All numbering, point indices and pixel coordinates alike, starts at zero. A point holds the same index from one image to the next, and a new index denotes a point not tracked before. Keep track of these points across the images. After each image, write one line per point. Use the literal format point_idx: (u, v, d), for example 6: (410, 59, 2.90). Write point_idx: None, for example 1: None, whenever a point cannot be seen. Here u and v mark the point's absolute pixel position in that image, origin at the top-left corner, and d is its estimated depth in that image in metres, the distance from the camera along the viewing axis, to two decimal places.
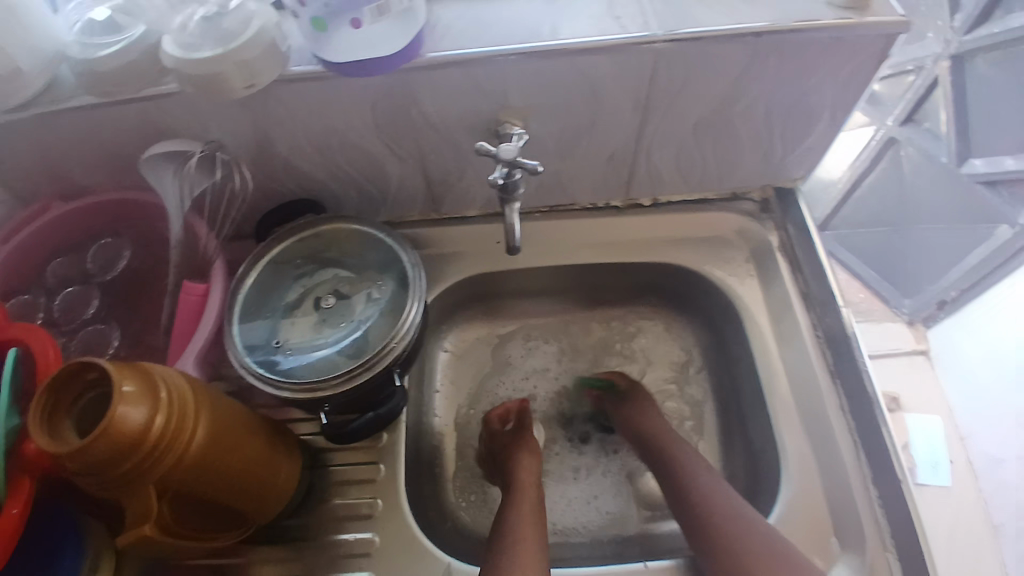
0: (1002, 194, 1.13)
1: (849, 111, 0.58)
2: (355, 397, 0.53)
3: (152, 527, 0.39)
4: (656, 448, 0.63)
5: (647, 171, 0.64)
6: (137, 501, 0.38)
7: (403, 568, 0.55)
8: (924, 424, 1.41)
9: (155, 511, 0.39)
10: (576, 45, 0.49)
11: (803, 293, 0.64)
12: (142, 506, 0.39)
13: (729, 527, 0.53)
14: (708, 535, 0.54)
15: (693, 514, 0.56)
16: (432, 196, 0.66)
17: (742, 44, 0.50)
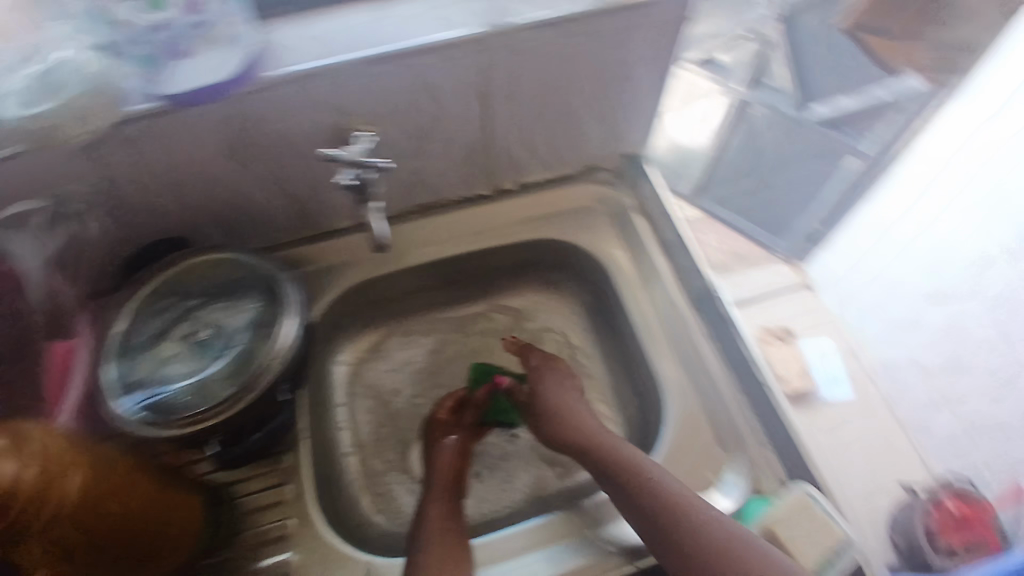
0: (845, 131, 1.30)
1: (667, 76, 0.64)
2: (250, 418, 0.55)
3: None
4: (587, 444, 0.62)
5: (503, 156, 0.68)
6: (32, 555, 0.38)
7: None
8: (817, 347, 1.42)
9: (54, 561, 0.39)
10: (404, 48, 0.52)
11: (662, 243, 0.72)
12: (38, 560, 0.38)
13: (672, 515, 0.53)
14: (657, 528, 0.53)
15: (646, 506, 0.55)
16: (301, 214, 0.67)
17: (556, 29, 0.54)
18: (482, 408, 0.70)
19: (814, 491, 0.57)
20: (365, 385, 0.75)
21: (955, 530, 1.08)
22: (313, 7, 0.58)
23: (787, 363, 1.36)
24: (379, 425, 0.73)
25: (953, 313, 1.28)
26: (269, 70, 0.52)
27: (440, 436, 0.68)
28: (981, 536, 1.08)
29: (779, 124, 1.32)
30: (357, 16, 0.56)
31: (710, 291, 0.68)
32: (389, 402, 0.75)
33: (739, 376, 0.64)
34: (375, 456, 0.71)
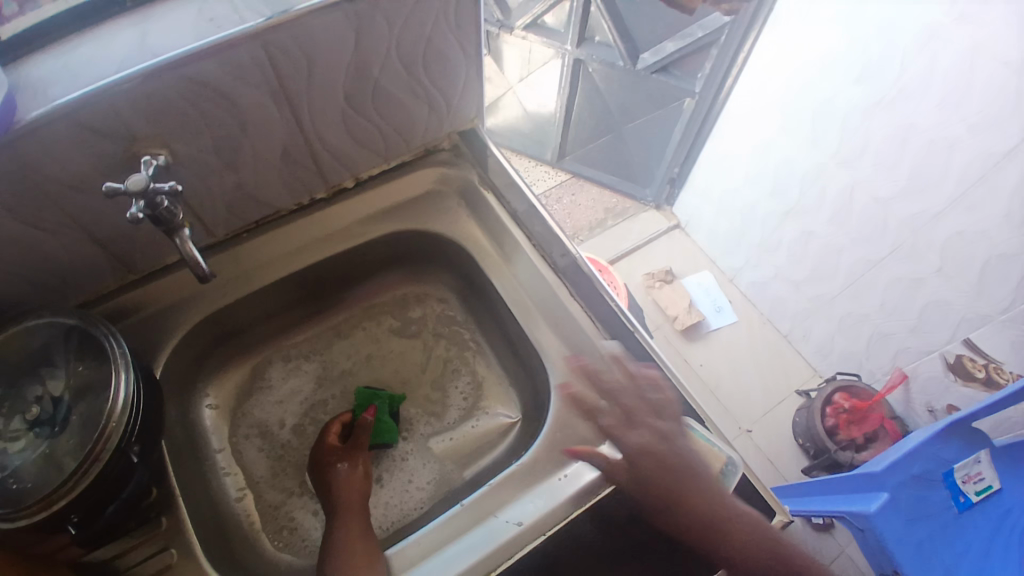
0: (673, 75, 1.41)
1: (477, 45, 0.63)
2: (104, 489, 0.49)
3: None
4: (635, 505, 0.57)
5: (330, 155, 0.65)
6: None
7: None
8: (697, 281, 1.65)
9: None
10: (172, 59, 0.46)
11: (512, 213, 0.71)
12: None
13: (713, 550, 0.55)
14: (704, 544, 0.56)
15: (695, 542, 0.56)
16: (116, 258, 0.60)
17: (341, 13, 0.50)
18: (369, 432, 0.67)
19: (692, 422, 0.60)
20: (249, 424, 0.70)
21: (854, 423, 1.31)
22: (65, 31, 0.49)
23: (674, 302, 1.59)
24: (274, 460, 0.69)
25: (805, 229, 1.33)
26: (29, 113, 0.45)
27: (334, 461, 0.65)
28: (879, 423, 1.30)
29: (612, 76, 1.49)
30: (121, 34, 0.49)
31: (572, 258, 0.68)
32: (274, 436, 0.70)
33: (609, 326, 0.65)
34: (271, 489, 0.67)
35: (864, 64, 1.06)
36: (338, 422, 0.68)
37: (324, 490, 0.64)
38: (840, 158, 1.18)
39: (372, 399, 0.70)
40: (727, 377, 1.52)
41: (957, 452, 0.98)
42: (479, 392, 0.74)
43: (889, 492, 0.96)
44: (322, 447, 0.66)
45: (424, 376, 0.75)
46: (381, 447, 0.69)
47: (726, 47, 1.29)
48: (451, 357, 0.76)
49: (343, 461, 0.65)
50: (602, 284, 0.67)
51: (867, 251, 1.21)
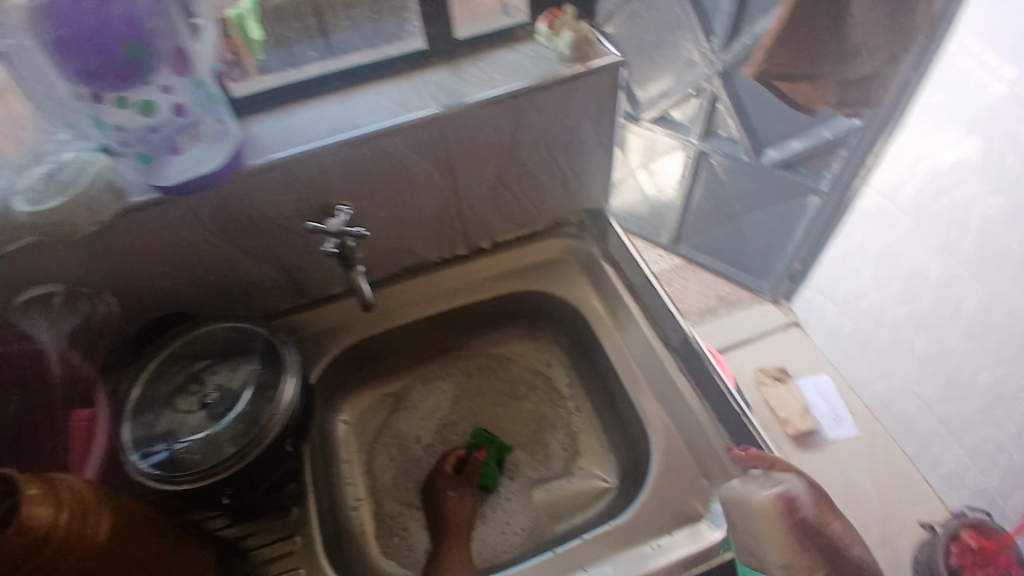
0: (800, 171, 1.45)
1: (612, 136, 0.72)
2: (257, 471, 0.58)
3: None
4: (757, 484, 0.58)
5: (474, 220, 0.75)
6: None
7: None
8: (814, 383, 1.60)
9: None
10: (371, 133, 0.59)
11: (629, 285, 0.77)
12: None
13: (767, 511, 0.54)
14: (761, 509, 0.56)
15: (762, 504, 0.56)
16: (294, 284, 0.73)
17: (505, 105, 0.62)
18: (479, 471, 0.72)
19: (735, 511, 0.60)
20: (392, 434, 0.79)
21: (979, 566, 1.08)
22: (285, 103, 0.64)
23: (787, 404, 1.53)
24: (399, 472, 0.76)
25: (937, 341, 1.25)
26: (253, 159, 0.58)
27: (444, 487, 0.71)
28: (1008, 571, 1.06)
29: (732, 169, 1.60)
30: (329, 107, 0.63)
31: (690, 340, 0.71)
32: (410, 448, 0.78)
33: (723, 419, 0.66)
34: (391, 498, 0.74)
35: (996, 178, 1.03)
36: (454, 455, 0.74)
37: (434, 513, 0.69)
38: (976, 270, 1.12)
39: (484, 442, 0.76)
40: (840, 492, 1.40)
41: None
42: (576, 446, 0.77)
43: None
44: (435, 475, 0.72)
45: (534, 430, 0.79)
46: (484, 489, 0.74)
47: (856, 149, 1.29)
48: (559, 412, 0.80)
49: (453, 489, 0.70)
50: (715, 366, 0.69)
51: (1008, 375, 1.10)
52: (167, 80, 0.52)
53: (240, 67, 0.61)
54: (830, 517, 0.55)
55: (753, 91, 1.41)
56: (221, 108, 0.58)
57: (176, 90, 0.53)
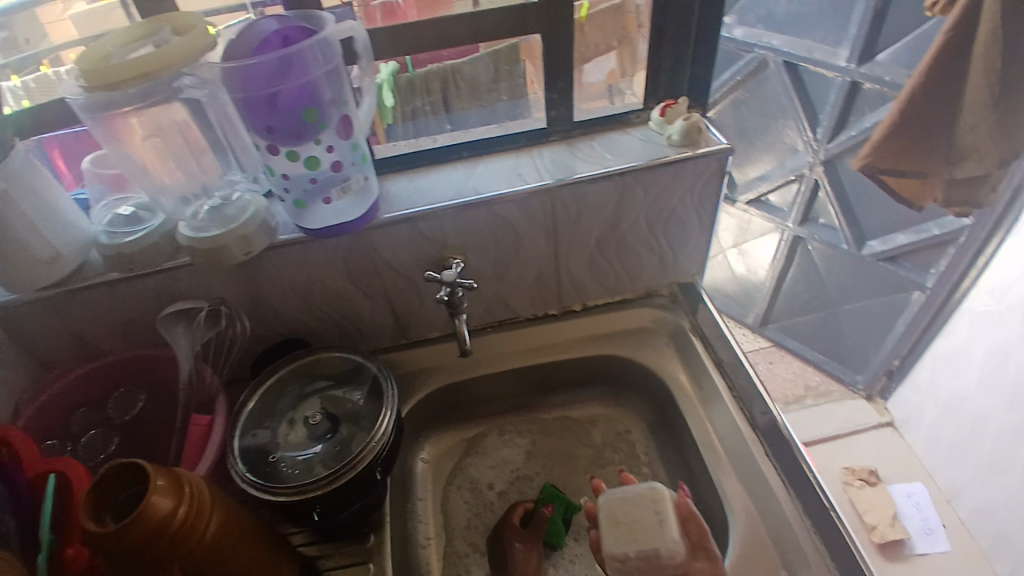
0: (904, 266, 1.45)
1: (712, 218, 0.76)
2: (348, 493, 0.62)
3: None
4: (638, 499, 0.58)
5: (569, 284, 0.80)
6: None
7: None
8: (907, 491, 1.47)
9: None
10: (489, 198, 0.66)
11: (717, 361, 0.78)
12: None
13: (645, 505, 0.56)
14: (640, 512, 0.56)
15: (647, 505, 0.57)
16: (399, 326, 0.80)
17: (613, 182, 0.68)
18: (544, 528, 0.72)
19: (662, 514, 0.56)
20: (464, 478, 0.82)
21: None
22: (418, 163, 0.73)
23: (876, 509, 1.43)
24: (473, 514, 0.79)
25: None
26: (385, 213, 0.66)
27: (512, 539, 0.72)
28: None
29: (831, 256, 1.62)
30: (455, 172, 0.72)
31: (779, 428, 0.71)
32: (482, 494, 0.80)
33: (813, 516, 0.64)
34: (461, 538, 0.77)
35: None
36: (522, 508, 0.75)
37: (501, 568, 0.71)
38: None
39: (553, 497, 0.74)
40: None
41: None
42: None
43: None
44: (504, 524, 0.73)
45: None
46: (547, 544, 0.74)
47: (966, 247, 1.31)
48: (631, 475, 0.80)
49: (520, 542, 0.71)
50: (805, 458, 0.68)
51: None
52: (330, 141, 0.61)
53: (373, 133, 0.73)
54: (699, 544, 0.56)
55: (856, 180, 1.49)
56: (366, 166, 0.66)
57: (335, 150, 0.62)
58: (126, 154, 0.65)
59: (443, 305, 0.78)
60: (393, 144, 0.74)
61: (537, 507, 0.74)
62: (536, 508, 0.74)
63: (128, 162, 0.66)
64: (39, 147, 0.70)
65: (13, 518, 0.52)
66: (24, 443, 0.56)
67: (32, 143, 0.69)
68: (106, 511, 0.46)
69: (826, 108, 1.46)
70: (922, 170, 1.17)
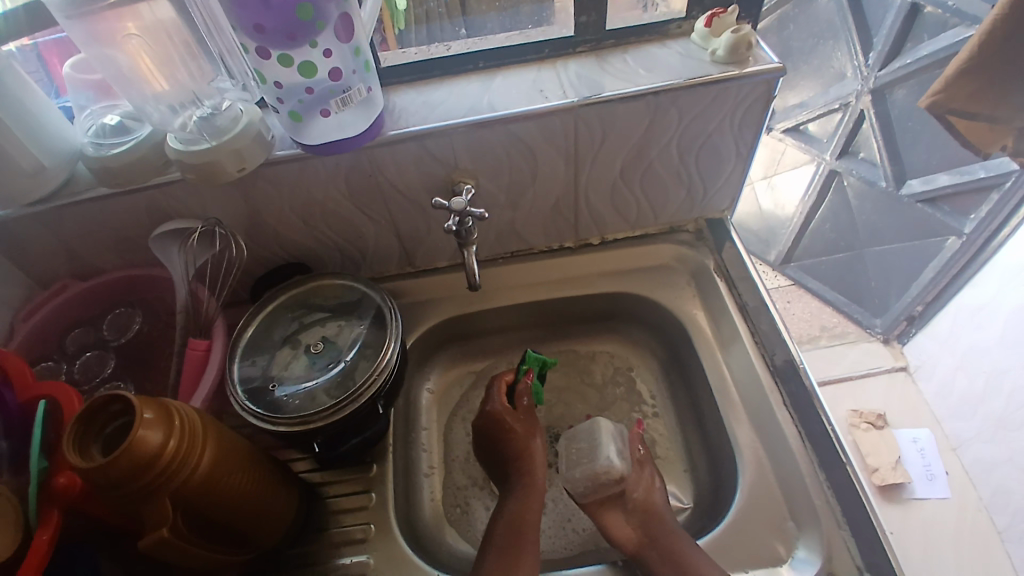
0: (943, 209, 1.38)
1: (752, 148, 0.68)
2: (350, 423, 0.60)
3: (168, 530, 0.44)
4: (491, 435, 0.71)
5: (588, 215, 0.74)
6: (154, 508, 0.44)
7: (397, 564, 0.61)
8: (913, 436, 1.47)
9: (170, 516, 0.44)
10: (507, 115, 0.60)
11: (740, 305, 0.73)
12: (158, 513, 0.44)
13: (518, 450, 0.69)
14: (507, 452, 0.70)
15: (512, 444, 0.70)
16: (406, 253, 0.76)
17: (646, 102, 0.60)
18: (529, 397, 0.73)
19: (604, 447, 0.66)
20: (468, 410, 0.80)
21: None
22: (428, 75, 0.66)
23: (879, 452, 1.43)
24: (472, 447, 0.77)
25: None
26: (392, 130, 0.60)
27: (506, 419, 0.71)
28: None
29: (864, 194, 1.53)
30: (471, 87, 0.65)
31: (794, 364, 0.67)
32: None
33: (827, 468, 0.61)
34: (460, 470, 0.75)
35: None
36: (502, 382, 0.73)
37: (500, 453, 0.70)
38: None
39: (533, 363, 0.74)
40: (916, 556, 1.30)
41: None
42: (655, 452, 0.75)
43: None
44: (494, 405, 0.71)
45: None
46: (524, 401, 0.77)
47: (1010, 194, 1.24)
48: (639, 416, 0.78)
49: (516, 418, 0.71)
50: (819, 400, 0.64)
51: None
52: (327, 44, 0.54)
53: (382, 37, 0.66)
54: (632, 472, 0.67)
55: (905, 112, 1.37)
56: (371, 78, 0.60)
57: (334, 55, 0.54)
58: (111, 57, 0.57)
59: (451, 233, 0.73)
60: (404, 51, 0.67)
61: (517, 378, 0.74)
62: (516, 380, 0.74)
63: (111, 67, 0.58)
64: (35, 55, 0.66)
65: (5, 441, 0.53)
66: (17, 365, 0.55)
67: (26, 46, 0.65)
68: (93, 443, 0.44)
69: (882, 32, 1.32)
70: (994, 115, 1.06)
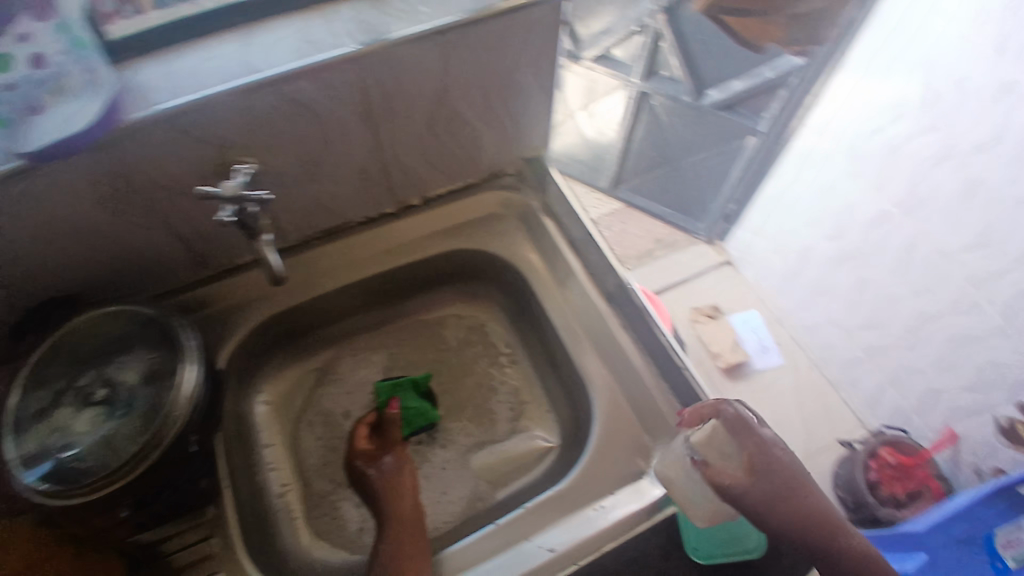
0: (738, 112, 1.52)
1: (553, 78, 0.65)
2: (166, 471, 0.54)
3: None
4: (353, 476, 0.65)
5: (401, 173, 0.68)
6: None
7: None
8: (743, 317, 1.65)
9: None
10: (271, 77, 0.51)
11: (570, 240, 0.73)
12: None
13: (381, 484, 0.63)
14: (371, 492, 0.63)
15: (375, 482, 0.63)
16: (197, 256, 0.65)
17: (431, 44, 0.54)
18: (399, 425, 0.68)
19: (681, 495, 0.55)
20: (317, 411, 0.76)
21: (897, 479, 1.28)
22: (172, 43, 0.54)
23: (718, 338, 1.58)
24: (328, 450, 0.74)
25: (862, 276, 1.33)
26: (133, 114, 0.48)
27: (365, 465, 0.65)
28: (922, 482, 1.25)
29: (675, 110, 1.62)
30: (224, 48, 0.54)
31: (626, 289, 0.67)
32: (338, 426, 0.75)
33: (669, 379, 0.64)
34: (320, 477, 0.72)
35: (936, 113, 1.06)
36: (364, 424, 0.68)
37: (367, 489, 0.64)
38: (905, 208, 1.17)
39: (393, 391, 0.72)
40: (767, 419, 1.48)
41: None
42: (521, 404, 0.76)
43: (930, 553, 0.90)
44: (355, 447, 0.66)
45: (475, 396, 0.77)
46: (418, 430, 0.73)
47: (794, 89, 1.38)
48: (493, 370, 0.78)
49: (387, 453, 0.66)
50: (646, 306, 0.66)
51: (926, 305, 1.19)
52: (26, 28, 0.47)
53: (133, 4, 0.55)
54: (764, 498, 0.50)
55: (696, 26, 1.43)
56: (98, 59, 0.49)
57: (37, 37, 0.47)
58: None
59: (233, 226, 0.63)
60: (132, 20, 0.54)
61: (382, 413, 0.70)
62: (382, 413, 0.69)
63: None
64: None
65: None
66: None
67: None
68: None
69: None
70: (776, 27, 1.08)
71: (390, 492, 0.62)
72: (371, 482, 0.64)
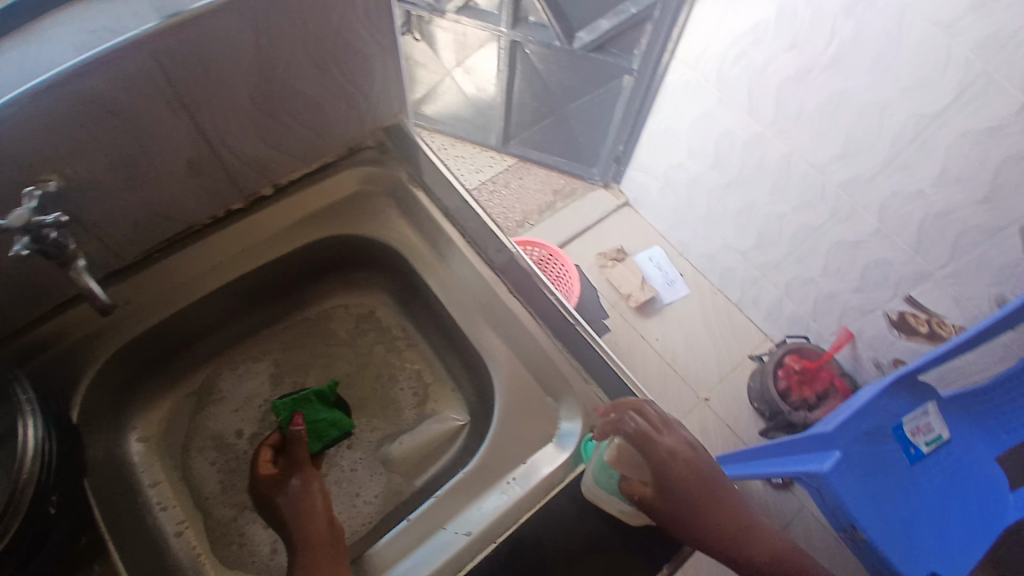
0: (608, 52, 1.43)
1: (393, 37, 0.59)
2: (25, 545, 0.47)
3: None
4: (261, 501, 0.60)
5: (240, 161, 0.61)
6: None
7: None
8: (647, 254, 1.68)
9: None
10: (54, 77, 0.42)
11: (446, 210, 0.69)
12: None
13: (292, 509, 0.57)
14: (281, 517, 0.57)
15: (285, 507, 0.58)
16: (25, 296, 0.56)
17: (240, 12, 0.46)
18: (305, 441, 0.63)
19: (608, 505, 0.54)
20: (205, 436, 0.69)
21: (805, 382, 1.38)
22: None
23: (625, 279, 1.62)
24: (225, 475, 0.68)
25: (750, 201, 1.38)
26: None
27: (274, 492, 0.59)
28: (827, 382, 1.37)
29: (545, 56, 1.49)
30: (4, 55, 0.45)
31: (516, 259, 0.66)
32: (230, 447, 0.69)
33: (562, 336, 0.63)
34: (221, 504, 0.66)
35: (794, 34, 1.08)
36: (267, 446, 0.63)
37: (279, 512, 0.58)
38: (778, 128, 1.21)
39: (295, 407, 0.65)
40: (683, 349, 1.55)
41: (907, 407, 0.96)
42: (426, 389, 0.72)
43: (844, 451, 0.91)
44: (257, 477, 0.61)
45: (377, 388, 0.73)
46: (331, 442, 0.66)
47: (660, 22, 1.32)
48: (390, 358, 0.74)
49: (294, 475, 0.60)
50: (533, 269, 0.65)
51: (808, 218, 1.27)
52: None
53: None
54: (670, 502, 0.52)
55: None
56: None
57: None
58: None
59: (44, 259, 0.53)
60: None
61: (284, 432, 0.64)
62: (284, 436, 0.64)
63: None
64: None
65: None
66: None
67: None
68: None
69: None
70: None
71: (305, 514, 0.56)
72: (284, 513, 0.58)
